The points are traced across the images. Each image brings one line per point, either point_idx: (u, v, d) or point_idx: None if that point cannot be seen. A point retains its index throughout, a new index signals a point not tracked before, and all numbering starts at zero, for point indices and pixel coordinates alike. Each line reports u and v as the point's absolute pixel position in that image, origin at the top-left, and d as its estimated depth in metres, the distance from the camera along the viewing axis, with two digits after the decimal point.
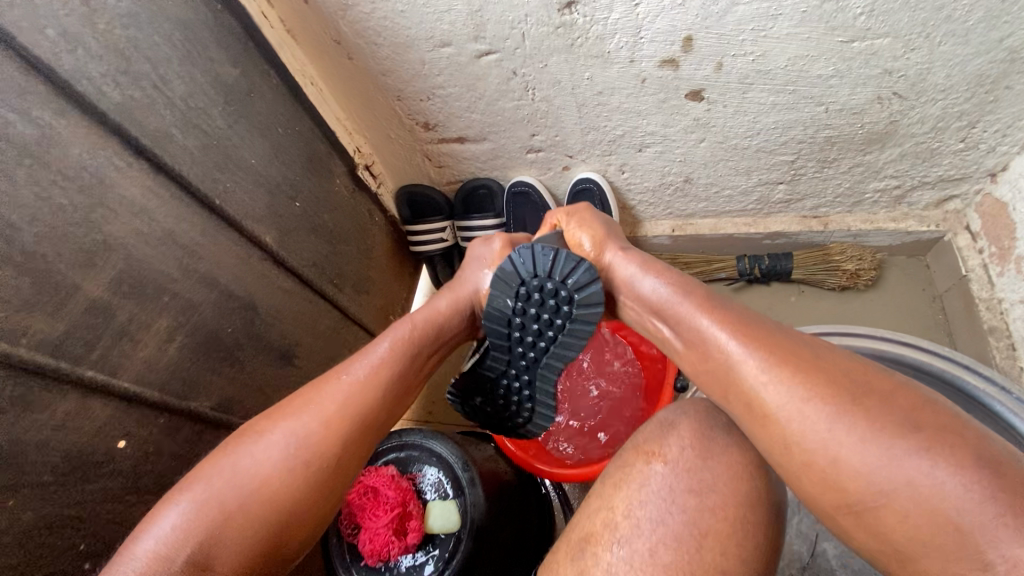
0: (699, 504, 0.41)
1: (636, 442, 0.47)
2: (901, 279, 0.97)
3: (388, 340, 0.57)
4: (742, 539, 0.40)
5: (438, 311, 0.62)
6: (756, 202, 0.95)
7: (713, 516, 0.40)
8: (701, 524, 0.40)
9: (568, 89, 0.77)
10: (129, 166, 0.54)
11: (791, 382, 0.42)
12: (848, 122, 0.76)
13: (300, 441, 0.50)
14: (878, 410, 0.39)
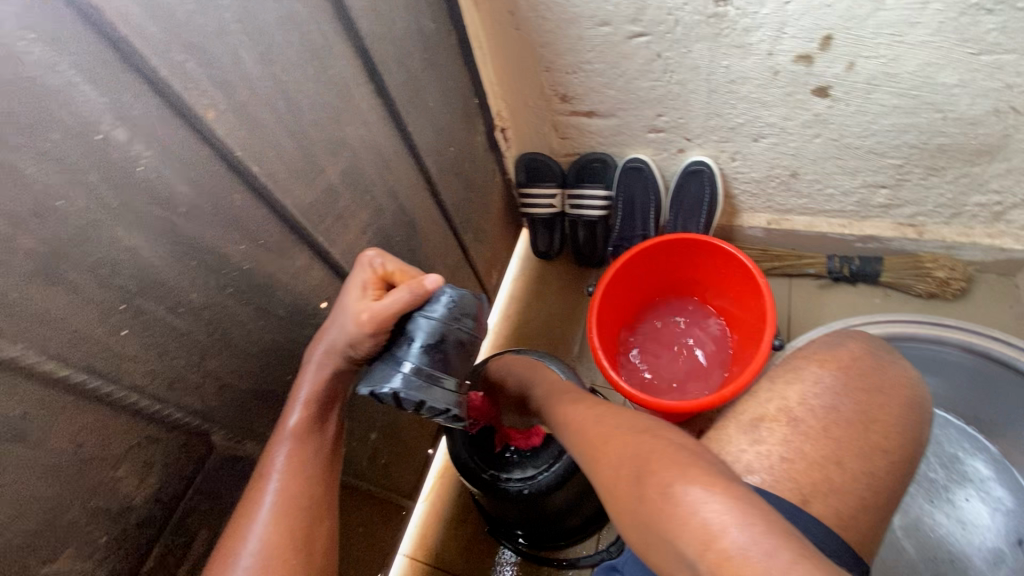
0: (865, 400, 0.50)
1: (801, 350, 0.55)
2: (989, 295, 1.01)
3: (309, 386, 0.56)
4: (896, 431, 0.49)
5: (319, 386, 0.56)
6: (856, 204, 1.01)
7: (878, 409, 0.49)
8: (866, 414, 0.49)
9: (703, 75, 0.87)
10: (364, 84, 0.67)
11: (645, 466, 0.44)
12: (963, 131, 0.82)
13: (276, 535, 0.49)
14: (693, 473, 0.42)
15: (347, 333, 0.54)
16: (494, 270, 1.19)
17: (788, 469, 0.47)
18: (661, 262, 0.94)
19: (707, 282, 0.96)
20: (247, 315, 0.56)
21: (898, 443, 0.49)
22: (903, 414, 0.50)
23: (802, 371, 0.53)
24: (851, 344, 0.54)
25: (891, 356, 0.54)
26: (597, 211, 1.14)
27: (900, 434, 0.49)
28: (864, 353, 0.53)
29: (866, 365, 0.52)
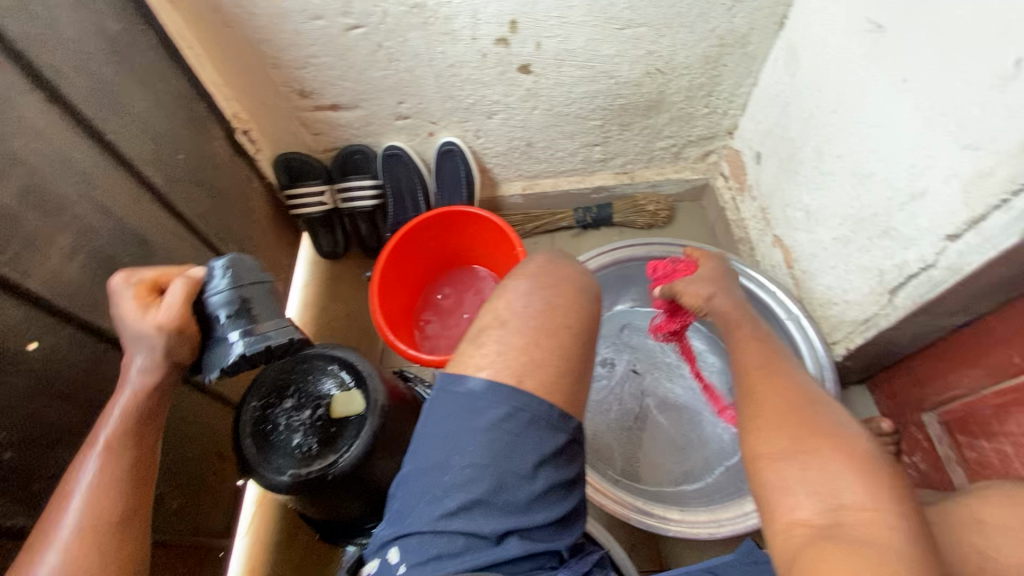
0: (553, 293, 0.63)
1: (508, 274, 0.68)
2: (687, 217, 1.31)
3: (126, 395, 0.57)
4: (579, 311, 0.63)
5: (139, 383, 0.57)
6: (582, 162, 1.21)
7: (562, 298, 0.63)
8: (554, 303, 0.62)
9: (426, 61, 0.95)
10: (28, 91, 0.59)
11: (793, 418, 0.52)
12: (632, 91, 1.05)
13: (79, 539, 0.51)
14: (821, 419, 0.52)
15: (158, 352, 0.57)
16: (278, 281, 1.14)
17: (512, 356, 0.57)
18: (417, 248, 1.01)
19: (467, 245, 1.06)
20: None
21: (580, 313, 0.63)
22: (581, 298, 0.65)
23: (506, 287, 0.65)
24: (536, 260, 0.69)
25: (568, 261, 0.70)
26: (369, 201, 1.16)
27: (582, 313, 0.63)
28: (548, 264, 0.68)
29: (546, 266, 0.67)
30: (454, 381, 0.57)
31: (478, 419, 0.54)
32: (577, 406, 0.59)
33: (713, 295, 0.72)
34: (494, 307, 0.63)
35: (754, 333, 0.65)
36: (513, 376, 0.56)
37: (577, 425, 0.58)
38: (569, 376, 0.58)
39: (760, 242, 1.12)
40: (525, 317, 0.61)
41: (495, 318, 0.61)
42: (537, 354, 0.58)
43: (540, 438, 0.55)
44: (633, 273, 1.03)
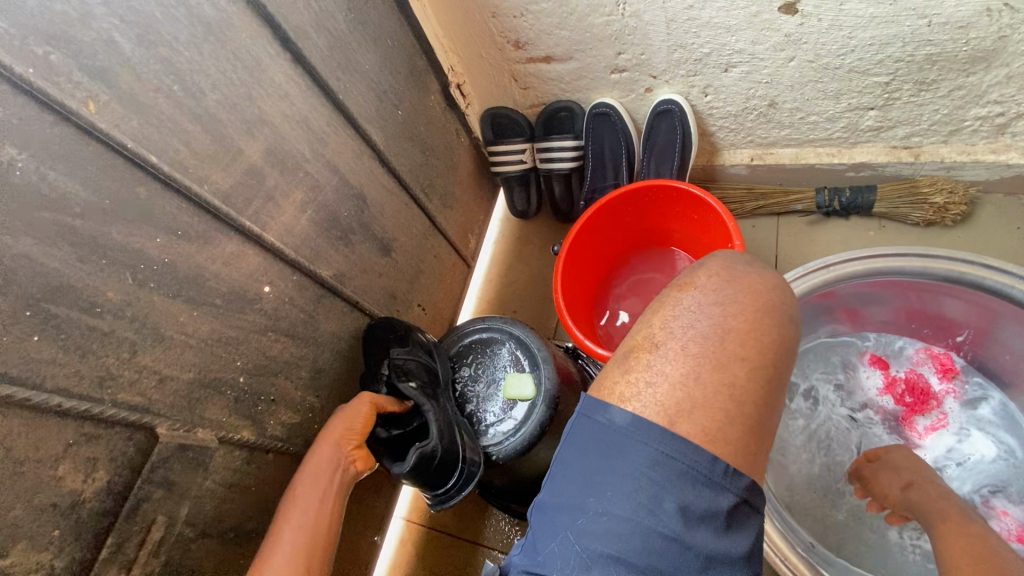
0: (724, 312, 0.54)
1: (672, 281, 0.60)
2: (994, 217, 0.94)
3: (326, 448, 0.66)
4: (759, 336, 0.53)
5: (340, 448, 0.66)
6: (843, 130, 0.93)
7: (735, 320, 0.53)
8: (725, 325, 0.53)
9: (658, 3, 0.79)
10: (277, 54, 0.64)
11: None
12: (952, 37, 0.74)
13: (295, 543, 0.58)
14: None
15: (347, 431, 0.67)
16: (471, 236, 1.16)
17: (680, 393, 0.51)
18: (606, 229, 0.92)
19: (663, 224, 0.93)
20: (178, 308, 0.56)
21: (766, 342, 0.53)
22: (761, 319, 0.54)
23: (671, 300, 0.57)
24: (707, 266, 0.59)
25: (748, 266, 0.58)
26: (568, 163, 1.09)
27: (761, 339, 0.53)
28: (721, 271, 0.58)
29: (726, 273, 0.57)
30: (595, 407, 0.53)
31: (618, 459, 0.50)
32: (750, 452, 0.51)
33: (910, 485, 0.68)
34: (654, 324, 0.56)
35: (956, 529, 0.58)
36: (665, 415, 0.50)
37: (748, 481, 0.50)
38: (738, 422, 0.50)
39: None
40: (688, 341, 0.53)
41: (655, 338, 0.55)
42: (697, 390, 0.51)
43: (690, 490, 0.48)
44: (864, 291, 0.81)
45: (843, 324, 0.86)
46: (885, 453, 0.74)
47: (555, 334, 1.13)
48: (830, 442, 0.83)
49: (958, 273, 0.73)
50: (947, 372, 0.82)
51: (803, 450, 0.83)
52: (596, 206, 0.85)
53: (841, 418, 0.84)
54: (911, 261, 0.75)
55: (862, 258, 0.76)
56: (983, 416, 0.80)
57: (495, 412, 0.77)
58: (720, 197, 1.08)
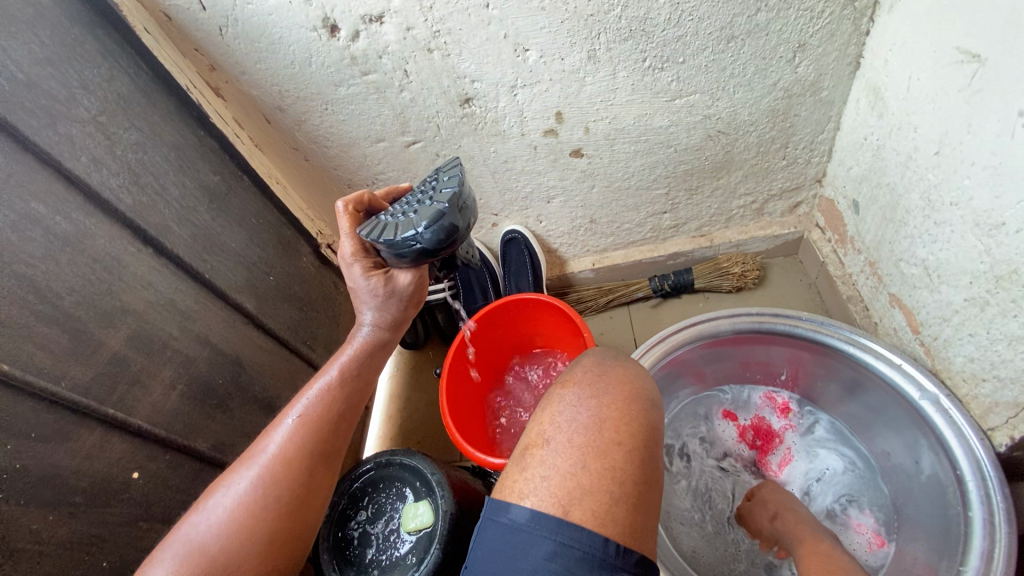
0: (597, 400, 0.58)
1: (555, 381, 0.65)
2: (782, 275, 1.18)
3: (337, 365, 0.65)
4: (629, 418, 0.57)
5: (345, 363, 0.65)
6: (652, 231, 1.16)
7: (609, 408, 0.58)
8: (601, 414, 0.57)
9: (480, 161, 1.00)
10: (139, 251, 0.71)
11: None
12: (695, 156, 1.00)
13: (265, 476, 0.58)
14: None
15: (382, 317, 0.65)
16: None
17: (569, 481, 0.52)
18: (482, 344, 1.01)
19: (533, 332, 1.05)
20: (30, 516, 0.54)
21: (637, 425, 0.57)
22: (629, 404, 0.58)
23: (555, 399, 0.61)
24: (583, 365, 0.64)
25: (614, 360, 0.65)
26: (442, 293, 1.21)
27: (632, 421, 0.57)
28: (593, 367, 0.64)
29: (596, 367, 0.63)
30: (498, 508, 0.53)
31: (518, 556, 0.50)
32: (638, 530, 0.52)
33: (776, 517, 0.77)
34: (542, 424, 0.59)
35: (810, 550, 0.66)
36: (558, 506, 0.51)
37: (639, 556, 0.51)
38: (623, 500, 0.52)
39: (875, 299, 0.95)
40: (572, 433, 0.56)
41: (541, 436, 0.57)
42: (583, 477, 0.53)
43: None
44: (706, 353, 0.95)
45: (699, 385, 1.00)
46: (756, 490, 0.84)
47: (461, 456, 1.15)
48: (709, 492, 0.93)
49: (768, 325, 0.90)
50: (785, 411, 0.97)
51: (692, 510, 0.91)
52: (466, 328, 0.95)
53: (712, 470, 0.95)
54: (725, 323, 0.91)
55: (692, 327, 0.91)
56: (819, 437, 0.94)
57: (402, 545, 0.76)
58: (578, 299, 1.25)
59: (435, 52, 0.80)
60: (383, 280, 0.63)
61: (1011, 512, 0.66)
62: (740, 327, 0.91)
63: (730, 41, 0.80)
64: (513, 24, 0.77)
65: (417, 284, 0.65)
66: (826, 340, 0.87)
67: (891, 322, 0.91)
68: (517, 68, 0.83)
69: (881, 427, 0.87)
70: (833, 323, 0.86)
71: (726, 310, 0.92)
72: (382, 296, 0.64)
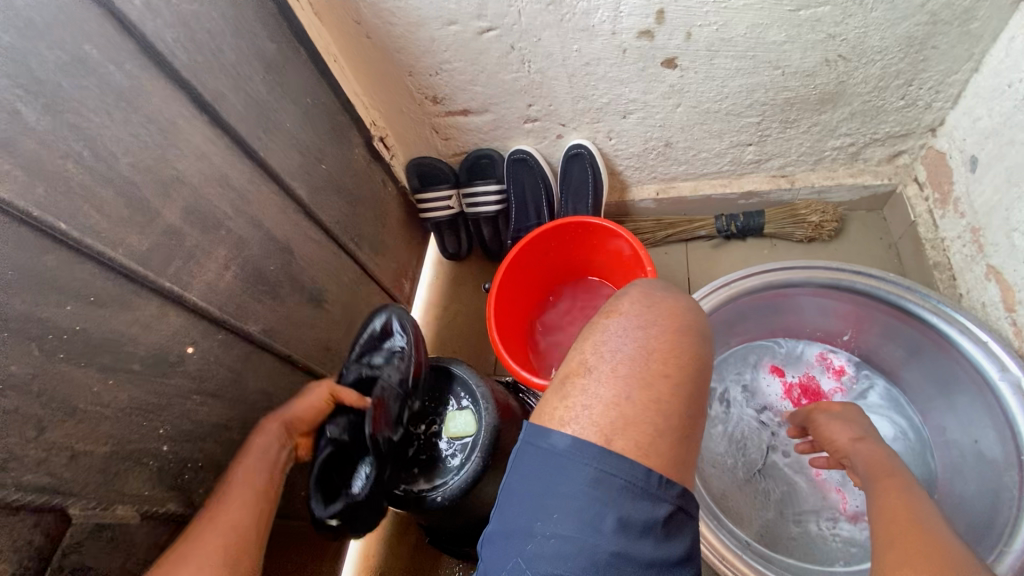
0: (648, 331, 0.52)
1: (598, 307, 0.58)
2: (860, 230, 1.09)
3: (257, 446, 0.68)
4: (680, 353, 0.51)
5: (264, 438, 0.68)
6: (730, 164, 1.07)
7: (660, 339, 0.51)
8: (651, 345, 0.51)
9: (558, 61, 0.89)
10: (194, 117, 0.65)
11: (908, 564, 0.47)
12: (802, 83, 0.88)
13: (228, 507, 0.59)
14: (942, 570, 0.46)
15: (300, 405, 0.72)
16: (405, 281, 1.19)
17: (615, 412, 0.48)
18: (534, 263, 0.97)
19: (588, 259, 1.00)
20: (91, 378, 0.54)
21: (688, 360, 0.51)
22: (678, 337, 0.52)
23: (599, 326, 0.54)
24: (629, 292, 0.57)
25: (666, 288, 0.57)
26: (493, 205, 1.15)
27: (684, 356, 0.51)
28: (643, 294, 0.56)
29: (648, 293, 0.56)
30: (536, 433, 0.49)
31: (554, 477, 0.47)
32: (683, 466, 0.48)
33: (861, 439, 0.67)
34: (582, 351, 0.53)
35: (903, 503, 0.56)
36: (599, 436, 0.47)
37: (682, 488, 0.47)
38: (670, 436, 0.47)
39: (969, 270, 0.87)
40: (616, 364, 0.50)
41: (579, 365, 0.52)
42: (628, 408, 0.48)
43: (629, 503, 0.45)
44: (767, 303, 0.90)
45: (755, 332, 0.96)
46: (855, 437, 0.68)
47: (495, 370, 1.16)
48: (744, 440, 0.92)
49: (849, 281, 0.83)
50: (838, 373, 0.94)
51: (725, 454, 0.91)
52: (522, 243, 0.90)
53: (750, 419, 0.93)
54: (800, 274, 0.85)
55: (760, 275, 0.85)
56: (872, 402, 0.91)
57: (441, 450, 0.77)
58: (635, 229, 1.19)
59: None
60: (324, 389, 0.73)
61: None
62: (810, 280, 0.85)
63: None
64: None
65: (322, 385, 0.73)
66: (904, 306, 0.80)
67: (980, 297, 0.85)
68: None
69: (943, 402, 0.83)
70: (914, 287, 0.80)
71: (800, 260, 0.85)
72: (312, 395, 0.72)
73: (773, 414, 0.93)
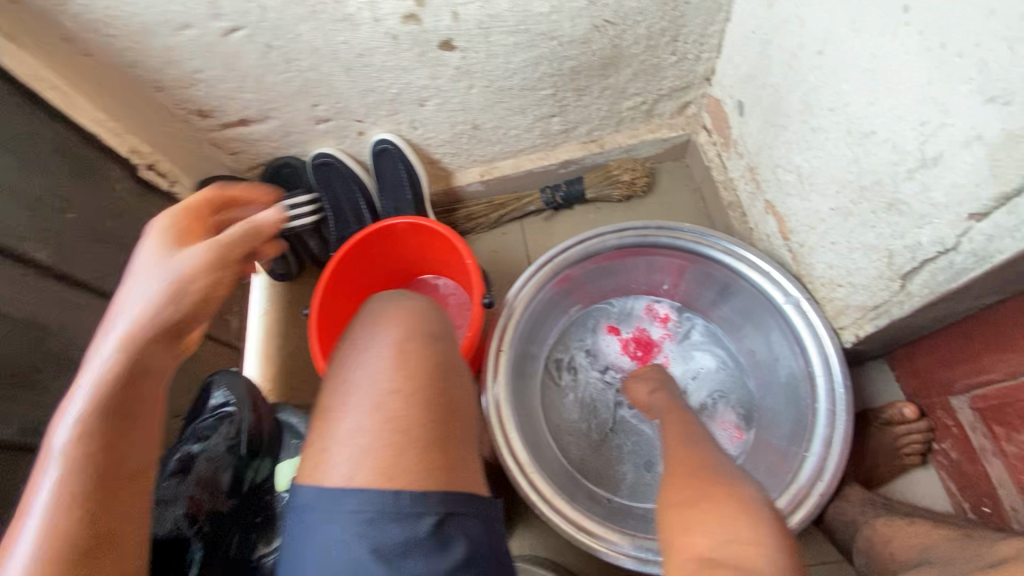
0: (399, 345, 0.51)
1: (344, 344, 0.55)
2: (670, 180, 1.16)
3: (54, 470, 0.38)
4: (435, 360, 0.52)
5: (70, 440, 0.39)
6: (541, 136, 1.07)
7: (390, 357, 0.50)
8: (381, 368, 0.49)
9: (329, 56, 0.82)
10: None
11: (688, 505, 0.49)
12: (580, 51, 0.88)
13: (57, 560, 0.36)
14: (716, 491, 0.50)
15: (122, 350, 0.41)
16: (230, 317, 1.07)
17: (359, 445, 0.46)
18: (357, 276, 0.92)
19: (415, 260, 0.96)
20: None
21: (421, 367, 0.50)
22: (410, 348, 0.51)
23: (341, 361, 0.53)
24: (365, 320, 0.56)
25: (399, 306, 0.57)
26: (308, 219, 1.05)
27: (417, 365, 0.50)
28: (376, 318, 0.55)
29: (383, 312, 0.55)
30: (293, 495, 0.47)
31: (319, 533, 0.43)
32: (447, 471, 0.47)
33: (655, 389, 0.79)
34: (333, 390, 0.50)
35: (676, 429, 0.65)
36: (376, 472, 0.44)
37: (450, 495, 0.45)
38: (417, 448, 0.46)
39: (751, 206, 0.96)
40: (375, 390, 0.48)
41: (332, 405, 0.49)
42: (403, 427, 0.47)
43: (379, 530, 0.43)
44: (590, 271, 0.93)
45: (588, 299, 0.99)
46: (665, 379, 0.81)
47: None
48: (593, 402, 0.96)
49: (653, 237, 0.88)
50: (664, 320, 1.01)
51: (579, 421, 0.94)
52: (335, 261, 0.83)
53: (597, 381, 0.97)
54: (611, 238, 0.88)
55: (575, 244, 0.88)
56: (695, 340, 0.99)
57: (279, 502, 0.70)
58: (468, 215, 1.16)
59: None
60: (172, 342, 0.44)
61: (848, 403, 0.73)
62: (621, 241, 0.88)
63: None
64: None
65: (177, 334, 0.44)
66: (702, 250, 0.87)
67: (764, 229, 0.92)
68: None
69: (748, 329, 0.92)
70: (704, 231, 0.86)
71: (610, 224, 0.89)
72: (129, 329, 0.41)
73: (615, 371, 0.98)
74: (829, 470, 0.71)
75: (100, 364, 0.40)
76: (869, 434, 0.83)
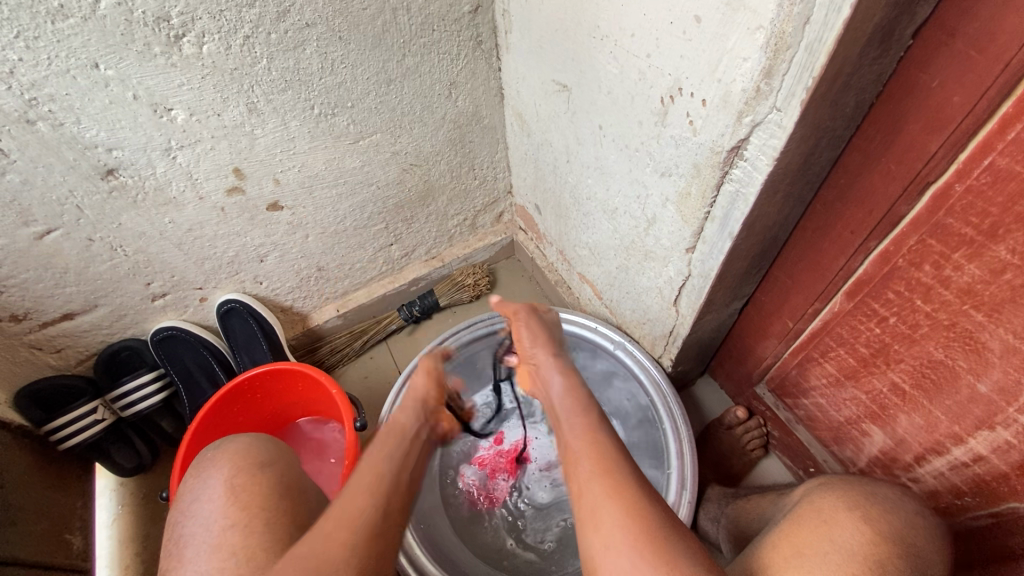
0: (230, 478, 0.57)
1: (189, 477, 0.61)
2: (508, 276, 1.33)
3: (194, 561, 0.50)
4: (272, 486, 0.57)
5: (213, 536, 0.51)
6: (385, 264, 1.18)
7: (236, 478, 0.57)
8: (231, 489, 0.56)
9: (157, 236, 0.86)
10: None
11: (623, 532, 0.46)
12: (397, 190, 1.04)
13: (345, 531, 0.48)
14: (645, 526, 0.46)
15: (220, 484, 0.57)
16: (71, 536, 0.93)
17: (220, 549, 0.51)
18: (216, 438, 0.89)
19: (279, 406, 0.97)
20: None
21: (258, 476, 0.58)
22: (244, 472, 0.58)
23: (189, 489, 0.58)
24: (205, 460, 0.61)
25: (227, 445, 0.63)
26: (154, 398, 1.02)
27: (261, 480, 0.58)
28: (207, 463, 0.61)
29: (236, 451, 0.61)
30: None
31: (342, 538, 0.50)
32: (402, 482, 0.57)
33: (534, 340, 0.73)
34: (167, 555, 0.52)
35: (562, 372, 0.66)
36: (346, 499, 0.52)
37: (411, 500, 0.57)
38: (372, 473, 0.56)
39: (571, 280, 1.14)
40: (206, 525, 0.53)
41: (169, 566, 0.51)
42: (246, 547, 0.50)
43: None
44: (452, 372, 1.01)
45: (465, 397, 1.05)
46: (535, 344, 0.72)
47: None
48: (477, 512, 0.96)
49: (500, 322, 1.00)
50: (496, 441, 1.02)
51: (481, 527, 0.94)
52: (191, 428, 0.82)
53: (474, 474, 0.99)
54: (465, 335, 0.99)
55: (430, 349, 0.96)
56: None
57: None
58: (331, 349, 1.20)
59: (40, 123, 0.67)
60: (212, 485, 0.57)
61: (684, 414, 0.86)
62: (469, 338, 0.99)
63: (388, 83, 0.86)
64: (141, 84, 0.69)
65: (233, 463, 0.59)
66: None
67: (585, 295, 1.10)
68: (165, 129, 0.74)
69: None
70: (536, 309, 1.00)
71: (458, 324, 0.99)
72: (226, 483, 0.57)
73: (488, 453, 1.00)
74: (689, 480, 0.81)
75: (200, 518, 0.54)
76: (717, 438, 0.95)
